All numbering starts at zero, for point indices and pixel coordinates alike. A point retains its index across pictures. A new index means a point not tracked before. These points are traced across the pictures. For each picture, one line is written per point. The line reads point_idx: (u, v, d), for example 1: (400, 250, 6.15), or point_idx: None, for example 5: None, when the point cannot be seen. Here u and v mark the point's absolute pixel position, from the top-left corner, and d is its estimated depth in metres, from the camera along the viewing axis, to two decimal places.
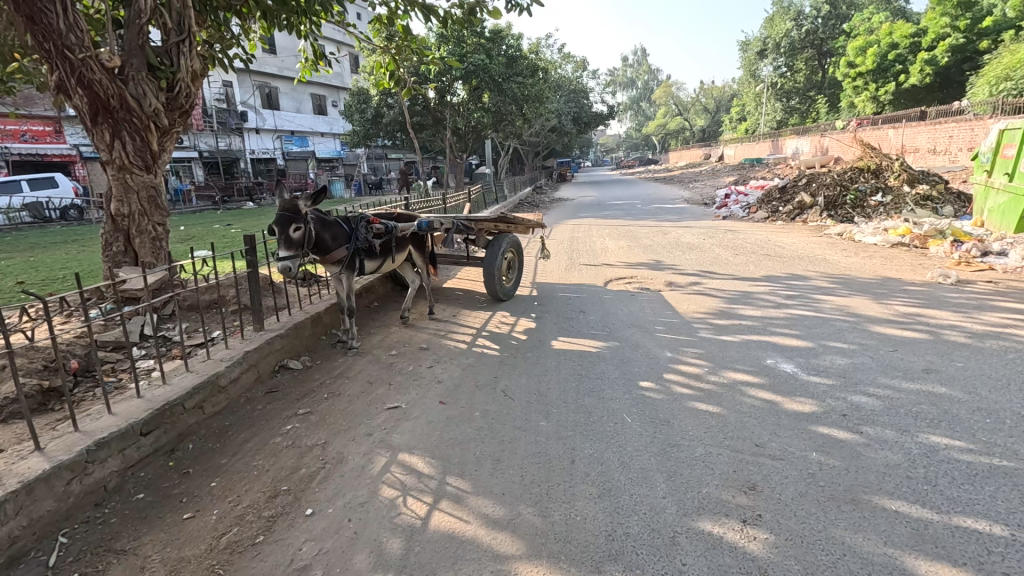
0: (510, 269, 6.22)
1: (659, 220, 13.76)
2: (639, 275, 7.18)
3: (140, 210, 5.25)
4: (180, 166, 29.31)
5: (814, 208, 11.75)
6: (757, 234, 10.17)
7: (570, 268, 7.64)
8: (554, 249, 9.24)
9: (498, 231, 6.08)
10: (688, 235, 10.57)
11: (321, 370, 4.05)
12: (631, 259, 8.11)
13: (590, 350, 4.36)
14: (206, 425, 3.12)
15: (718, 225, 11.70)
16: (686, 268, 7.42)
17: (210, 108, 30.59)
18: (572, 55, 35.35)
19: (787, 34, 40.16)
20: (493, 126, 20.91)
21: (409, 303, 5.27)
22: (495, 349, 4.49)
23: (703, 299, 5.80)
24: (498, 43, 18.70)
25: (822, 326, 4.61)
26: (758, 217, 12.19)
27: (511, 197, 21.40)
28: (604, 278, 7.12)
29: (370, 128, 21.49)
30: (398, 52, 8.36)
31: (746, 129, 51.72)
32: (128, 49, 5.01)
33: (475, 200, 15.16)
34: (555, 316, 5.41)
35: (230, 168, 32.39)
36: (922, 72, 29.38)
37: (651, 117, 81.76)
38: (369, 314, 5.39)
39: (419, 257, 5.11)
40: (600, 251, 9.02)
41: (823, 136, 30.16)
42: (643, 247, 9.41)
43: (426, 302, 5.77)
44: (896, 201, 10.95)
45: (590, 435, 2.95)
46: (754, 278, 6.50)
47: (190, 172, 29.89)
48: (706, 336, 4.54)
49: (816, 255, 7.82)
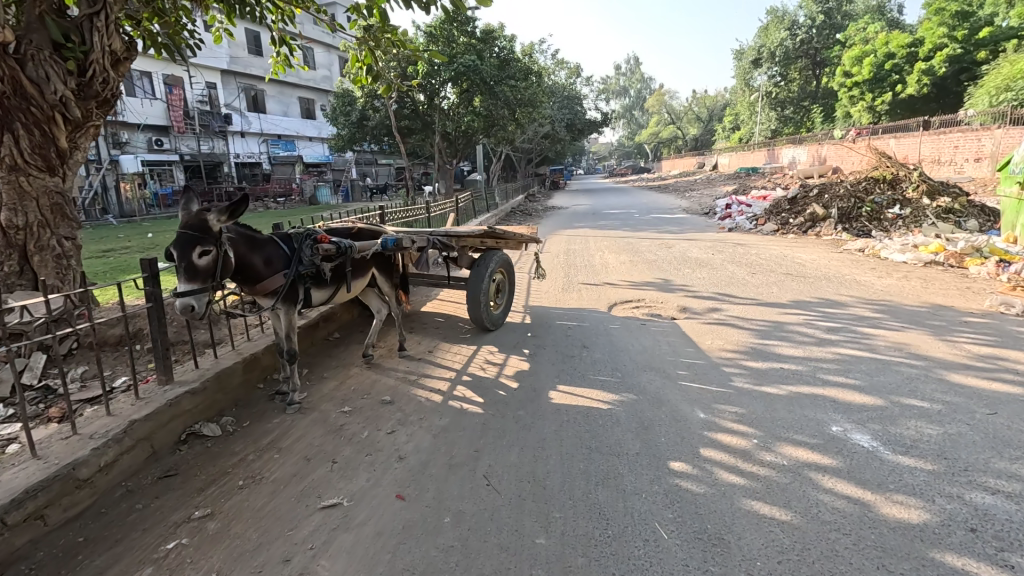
0: (498, 293, 5.25)
1: (660, 231, 12.94)
2: (647, 297, 6.27)
3: (41, 221, 4.29)
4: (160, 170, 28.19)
5: (827, 221, 10.94)
6: (770, 249, 9.35)
7: (569, 289, 6.71)
8: (549, 265, 8.33)
9: (485, 248, 5.12)
10: (694, 249, 9.71)
11: (246, 437, 3.06)
12: (637, 278, 7.22)
13: (599, 406, 3.41)
14: (47, 544, 2.14)
15: (726, 238, 10.88)
16: (700, 289, 6.54)
17: (192, 110, 29.53)
18: (566, 61, 34.74)
19: (782, 43, 39.85)
20: (484, 131, 20.08)
21: (374, 338, 4.28)
22: (479, 403, 3.52)
23: (727, 331, 4.89)
24: (489, 44, 17.96)
25: (885, 373, 3.71)
26: (767, 229, 11.39)
27: (503, 204, 20.55)
28: (608, 301, 6.20)
29: (355, 132, 20.51)
30: (375, 44, 7.40)
31: (740, 137, 51.40)
32: (26, 23, 3.99)
33: (465, 208, 14.27)
34: (553, 353, 4.46)
35: (213, 172, 31.26)
36: (919, 82, 28.98)
37: (644, 126, 81.56)
38: (326, 351, 4.40)
39: (387, 282, 4.15)
40: (600, 267, 8.14)
41: (821, 145, 29.63)
42: (647, 262, 8.54)
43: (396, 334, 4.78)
44: (915, 214, 10.17)
45: (609, 566, 2.01)
46: (781, 305, 5.63)
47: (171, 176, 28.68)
48: (743, 387, 3.61)
49: (843, 275, 6.98)
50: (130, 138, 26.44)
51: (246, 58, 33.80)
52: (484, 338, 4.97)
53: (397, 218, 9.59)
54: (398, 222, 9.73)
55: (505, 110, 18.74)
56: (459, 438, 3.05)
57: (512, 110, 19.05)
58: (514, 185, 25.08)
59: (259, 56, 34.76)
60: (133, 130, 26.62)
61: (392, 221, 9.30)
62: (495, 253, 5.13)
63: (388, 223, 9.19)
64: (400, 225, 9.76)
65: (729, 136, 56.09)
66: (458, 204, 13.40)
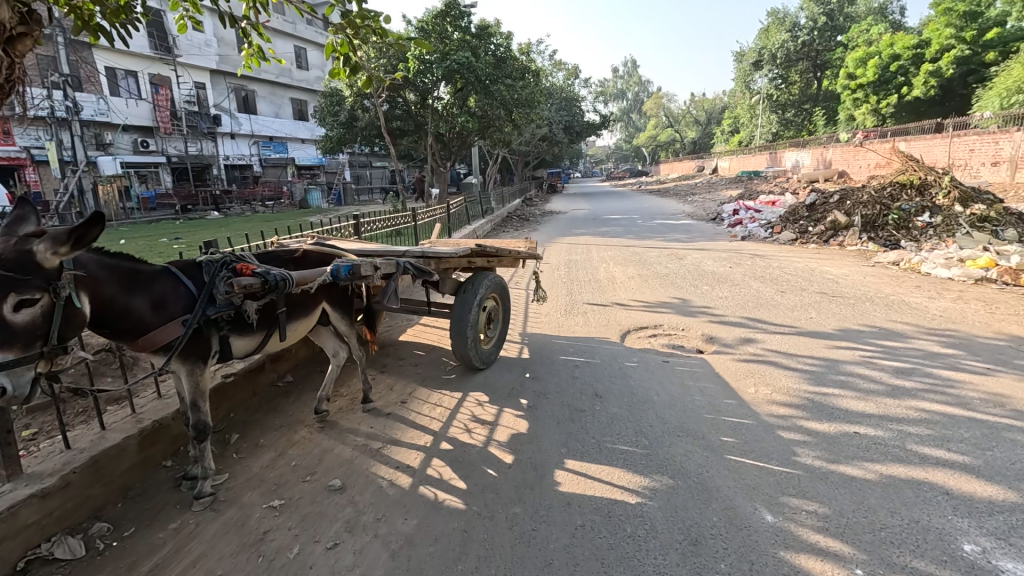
0: (489, 323, 4.30)
1: (668, 239, 12.06)
2: (665, 323, 5.37)
3: None
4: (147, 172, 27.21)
5: (850, 229, 10.06)
6: (793, 261, 8.46)
7: (573, 312, 5.81)
8: (550, 281, 7.45)
9: (473, 269, 4.20)
10: (709, 262, 8.79)
11: (118, 560, 2.11)
12: (650, 298, 6.34)
13: (624, 499, 2.48)
14: None
15: (742, 248, 9.97)
16: (725, 313, 5.64)
17: (179, 110, 28.65)
18: (564, 63, 34.00)
19: (783, 45, 39.21)
20: (479, 132, 19.17)
21: (329, 389, 3.33)
22: (459, 493, 2.58)
23: (769, 373, 3.97)
24: (485, 41, 17.29)
25: (1001, 445, 2.80)
26: (785, 238, 10.50)
27: (499, 209, 19.63)
28: (619, 327, 5.28)
29: (344, 133, 19.38)
30: (353, 33, 6.27)
31: (740, 141, 50.64)
32: None
33: (458, 214, 13.37)
34: (557, 405, 3.53)
35: (202, 175, 30.29)
36: (926, 84, 28.31)
37: (642, 129, 80.89)
38: (270, 405, 3.46)
39: (344, 318, 3.20)
40: (607, 284, 7.25)
41: (826, 148, 28.81)
42: (658, 277, 7.63)
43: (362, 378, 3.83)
44: (947, 222, 9.33)
45: None
46: (827, 336, 4.74)
47: (158, 178, 27.67)
48: (815, 467, 2.69)
49: (886, 294, 6.10)
50: (113, 140, 25.49)
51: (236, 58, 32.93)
52: (472, 381, 4.03)
53: (379, 227, 8.63)
54: (380, 232, 8.76)
55: (501, 110, 17.89)
56: (427, 562, 2.11)
57: (509, 110, 18.19)
58: (511, 189, 24.19)
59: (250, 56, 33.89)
60: (117, 131, 25.66)
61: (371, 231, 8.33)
62: (486, 276, 4.19)
63: (367, 234, 8.23)
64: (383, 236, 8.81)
65: (728, 139, 55.39)
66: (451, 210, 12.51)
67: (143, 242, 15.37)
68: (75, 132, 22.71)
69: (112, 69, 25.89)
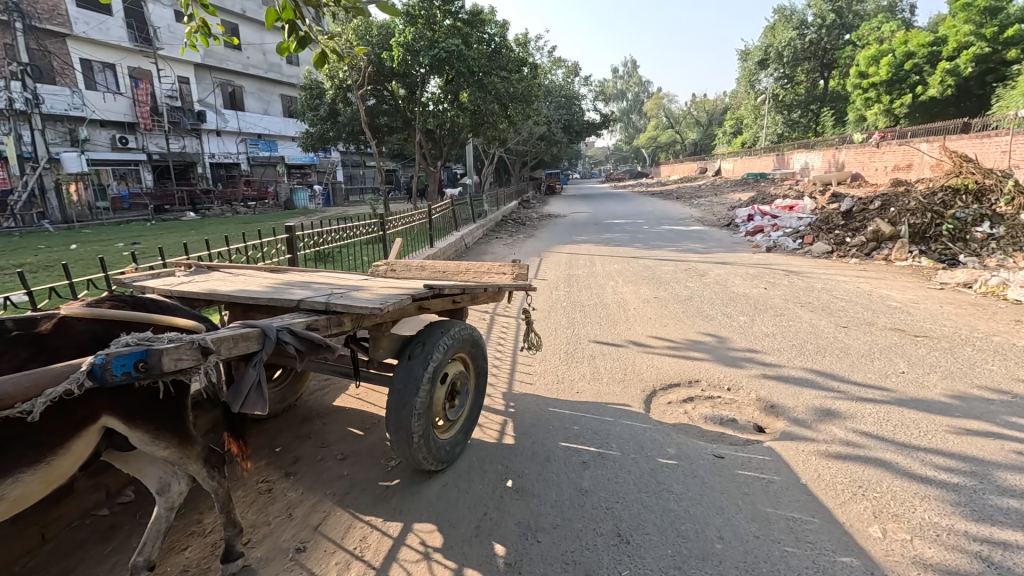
0: (452, 400, 2.81)
1: (682, 249, 10.68)
2: (702, 378, 3.97)
3: None
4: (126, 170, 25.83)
5: (895, 241, 8.64)
6: (840, 281, 7.04)
7: (576, 357, 4.41)
8: (548, 309, 6.05)
9: (429, 317, 2.74)
10: (738, 281, 7.34)
11: None
12: (675, 334, 4.97)
13: None
14: None
15: (773, 263, 8.55)
16: (780, 362, 4.21)
17: (160, 105, 27.16)
18: (563, 60, 32.65)
19: (790, 43, 37.81)
20: (472, 129, 17.74)
21: (150, 550, 1.85)
22: None
23: (886, 486, 2.53)
24: (477, 28, 15.85)
25: None
26: (818, 250, 9.07)
27: (494, 212, 18.21)
28: (642, 386, 3.85)
29: (326, 129, 17.90)
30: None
31: (743, 142, 49.37)
32: None
33: (448, 218, 11.93)
34: (556, 566, 2.07)
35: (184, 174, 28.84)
36: (943, 83, 26.94)
37: (642, 130, 79.45)
38: (59, 568, 2.01)
39: (164, 440, 1.76)
40: (617, 313, 5.83)
41: (837, 150, 27.43)
42: (681, 302, 6.23)
43: (232, 511, 2.42)
44: (1013, 232, 7.92)
45: None
46: (939, 407, 3.33)
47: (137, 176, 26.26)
48: None
49: (982, 332, 4.69)
50: (89, 135, 23.99)
51: (223, 52, 31.42)
52: (423, 494, 2.57)
53: (322, 238, 7.40)
54: (327, 246, 7.49)
55: (495, 105, 16.45)
56: None
57: (504, 105, 16.78)
58: (508, 190, 22.70)
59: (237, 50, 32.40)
60: (92, 126, 24.13)
61: (311, 245, 7.12)
62: (448, 331, 2.68)
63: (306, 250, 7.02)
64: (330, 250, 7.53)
65: (731, 140, 54.07)
66: (439, 212, 11.13)
67: (97, 246, 13.84)
68: (36, 126, 21.29)
69: (89, 61, 24.35)
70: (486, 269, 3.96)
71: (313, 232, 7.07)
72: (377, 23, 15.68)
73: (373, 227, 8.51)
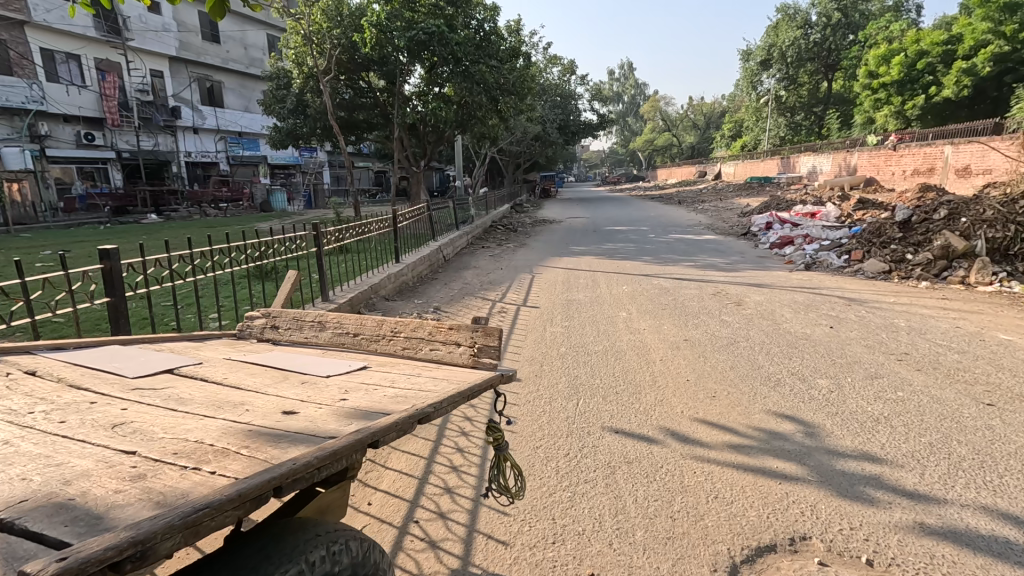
0: None
1: (701, 264, 9.03)
2: (807, 530, 2.23)
3: None
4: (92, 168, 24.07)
5: (970, 258, 6.95)
6: (923, 315, 5.37)
7: (581, 477, 2.67)
8: (536, 363, 4.34)
9: None
10: (789, 314, 5.63)
11: None
12: (733, 417, 3.27)
13: None
14: None
15: (821, 287, 6.85)
16: (935, 492, 2.45)
17: (131, 100, 25.18)
18: (559, 57, 31.14)
19: (794, 42, 36.37)
20: (458, 123, 16.06)
21: None
22: None
23: None
24: (462, 12, 14.22)
25: None
26: (872, 269, 7.40)
27: (484, 217, 16.49)
28: (708, 556, 2.10)
29: (293, 123, 16.12)
30: None
31: (742, 145, 48.01)
32: None
33: (422, 226, 10.02)
34: None
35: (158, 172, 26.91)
36: (959, 83, 25.48)
37: (639, 133, 78.05)
38: None
39: None
40: (639, 369, 4.11)
41: (848, 153, 25.96)
42: (723, 351, 4.51)
43: None
44: None
45: None
46: None
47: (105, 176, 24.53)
48: None
49: None
50: (50, 130, 22.19)
51: (200, 45, 29.47)
52: None
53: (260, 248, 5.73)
54: (269, 260, 5.80)
55: (484, 98, 14.76)
56: None
57: (493, 98, 15.10)
58: (500, 193, 20.88)
59: (216, 42, 30.45)
60: (54, 121, 22.28)
61: (250, 259, 5.47)
62: None
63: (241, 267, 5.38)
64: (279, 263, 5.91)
65: (729, 144, 52.71)
66: (410, 216, 9.23)
67: (20, 255, 12.01)
68: None
69: (50, 51, 22.45)
70: (423, 333, 2.21)
71: (251, 242, 5.46)
72: (350, 4, 13.92)
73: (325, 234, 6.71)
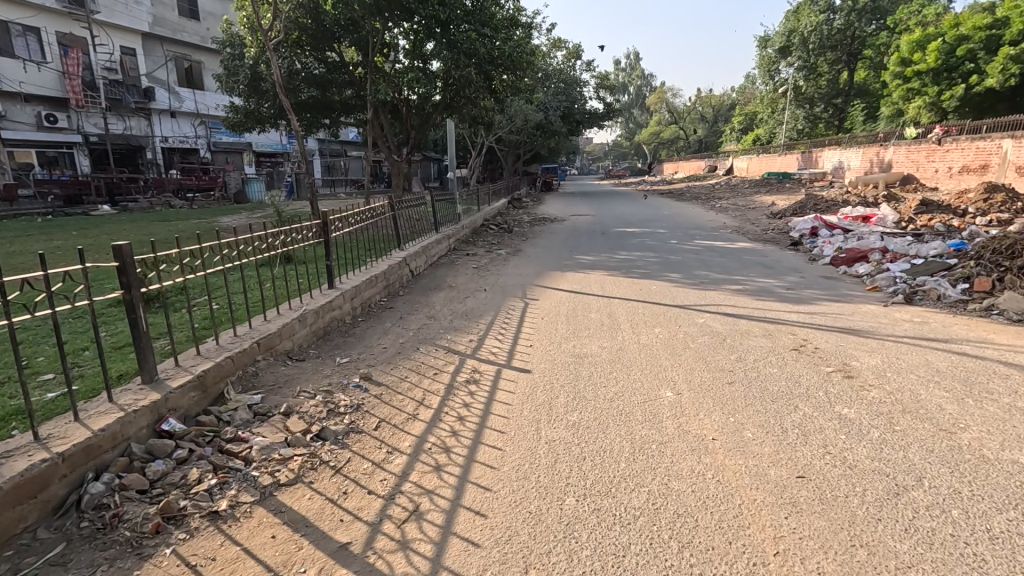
0: None
1: (751, 289, 6.74)
2: None
3: None
4: (58, 154, 21.70)
5: None
6: None
7: None
8: (514, 559, 2.08)
9: None
10: (951, 406, 3.31)
11: None
12: None
13: None
14: None
15: (953, 340, 4.56)
16: None
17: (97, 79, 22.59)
18: (563, 40, 28.64)
19: (816, 28, 33.51)
20: (445, 102, 13.78)
21: None
22: None
23: None
24: None
25: None
26: (1017, 309, 5.06)
27: (476, 214, 14.18)
28: None
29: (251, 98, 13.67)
30: None
31: (755, 139, 45.37)
32: None
33: (390, 230, 7.69)
34: None
35: (131, 158, 24.13)
36: (1005, 71, 22.70)
37: (644, 126, 75.17)
38: None
39: None
40: None
41: (881, 147, 23.47)
42: (899, 532, 2.19)
43: None
44: None
45: None
46: None
47: (71, 161, 22.09)
48: None
49: None
50: (5, 110, 19.84)
51: (176, 21, 26.88)
52: None
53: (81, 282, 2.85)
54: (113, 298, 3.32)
55: (476, 73, 12.44)
56: None
57: (486, 72, 12.78)
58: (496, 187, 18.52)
59: (194, 18, 27.86)
60: (8, 100, 19.93)
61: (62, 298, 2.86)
62: None
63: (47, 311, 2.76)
64: (163, 296, 3.53)
65: (740, 137, 50.04)
66: (360, 220, 6.78)
67: None
68: None
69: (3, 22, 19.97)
70: None
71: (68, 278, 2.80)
72: None
73: (228, 247, 4.30)
